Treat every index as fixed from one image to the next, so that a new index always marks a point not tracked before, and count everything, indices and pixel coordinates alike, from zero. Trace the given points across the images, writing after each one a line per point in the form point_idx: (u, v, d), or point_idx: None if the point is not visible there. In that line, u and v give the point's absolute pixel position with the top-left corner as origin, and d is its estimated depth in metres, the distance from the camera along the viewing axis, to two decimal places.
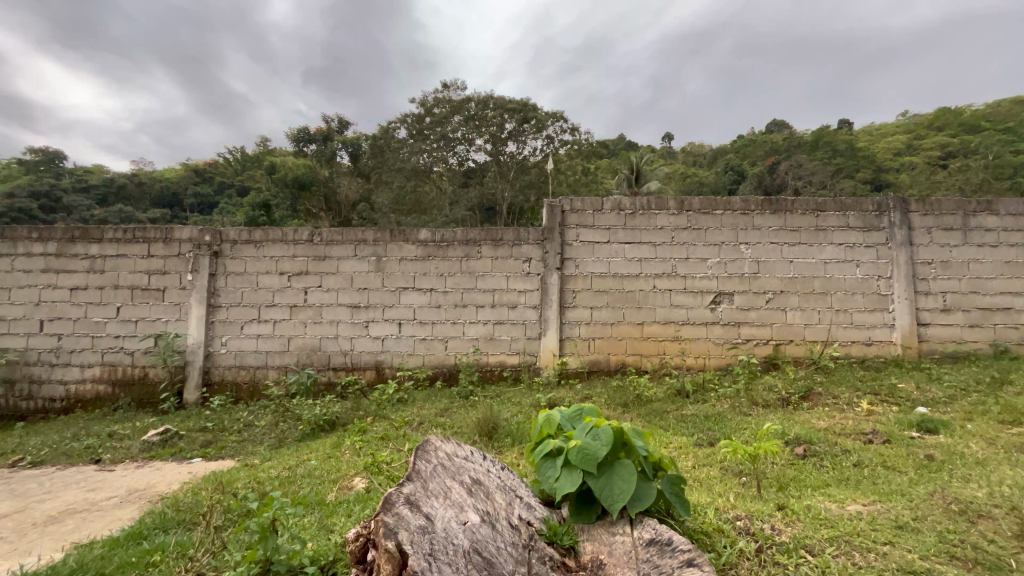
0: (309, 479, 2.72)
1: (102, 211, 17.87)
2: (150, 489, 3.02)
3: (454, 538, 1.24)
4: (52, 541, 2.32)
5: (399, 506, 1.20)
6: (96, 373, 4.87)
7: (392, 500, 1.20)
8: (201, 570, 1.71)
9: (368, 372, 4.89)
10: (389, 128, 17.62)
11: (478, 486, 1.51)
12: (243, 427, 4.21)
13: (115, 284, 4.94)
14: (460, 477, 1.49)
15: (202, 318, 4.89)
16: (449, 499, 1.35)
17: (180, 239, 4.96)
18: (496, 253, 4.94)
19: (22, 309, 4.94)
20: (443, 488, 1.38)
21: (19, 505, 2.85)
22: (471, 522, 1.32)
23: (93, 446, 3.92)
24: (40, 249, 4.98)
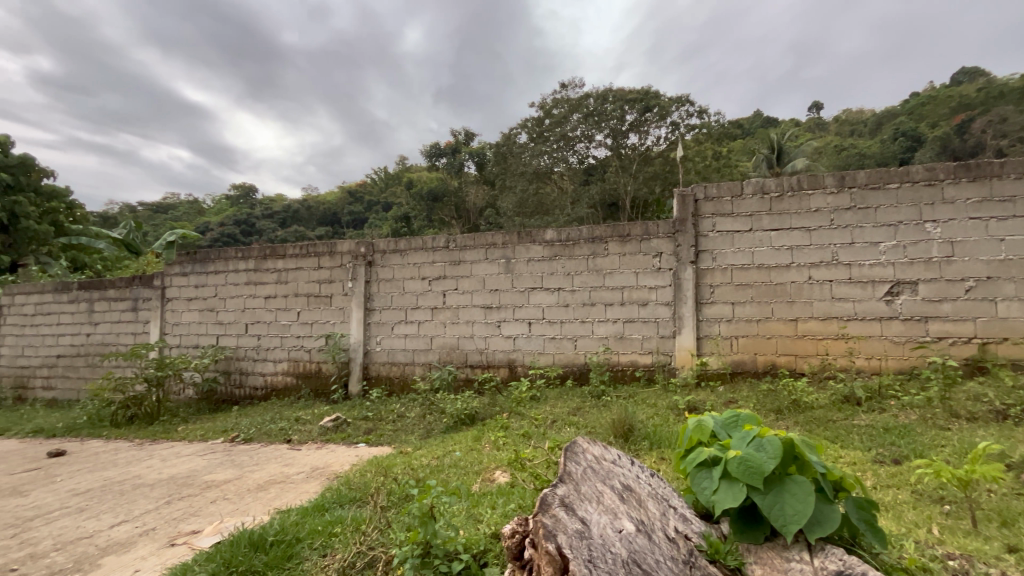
0: (455, 469, 2.91)
1: (283, 232, 21.55)
2: (328, 468, 3.53)
3: (611, 546, 1.20)
4: (262, 504, 2.84)
5: (555, 508, 1.21)
6: (285, 366, 5.84)
7: (548, 501, 1.22)
8: (373, 544, 1.92)
9: (502, 370, 5.09)
10: (511, 135, 18.26)
11: (630, 493, 1.46)
12: (397, 418, 4.69)
13: (295, 292, 5.87)
14: (611, 482, 1.46)
15: (361, 320, 5.56)
16: (602, 504, 1.33)
17: (342, 252, 5.72)
18: (623, 249, 4.78)
19: (233, 314, 6.14)
20: (595, 493, 1.36)
21: (238, 473, 3.54)
22: (627, 531, 1.27)
23: (286, 428, 4.70)
24: (244, 265, 6.12)
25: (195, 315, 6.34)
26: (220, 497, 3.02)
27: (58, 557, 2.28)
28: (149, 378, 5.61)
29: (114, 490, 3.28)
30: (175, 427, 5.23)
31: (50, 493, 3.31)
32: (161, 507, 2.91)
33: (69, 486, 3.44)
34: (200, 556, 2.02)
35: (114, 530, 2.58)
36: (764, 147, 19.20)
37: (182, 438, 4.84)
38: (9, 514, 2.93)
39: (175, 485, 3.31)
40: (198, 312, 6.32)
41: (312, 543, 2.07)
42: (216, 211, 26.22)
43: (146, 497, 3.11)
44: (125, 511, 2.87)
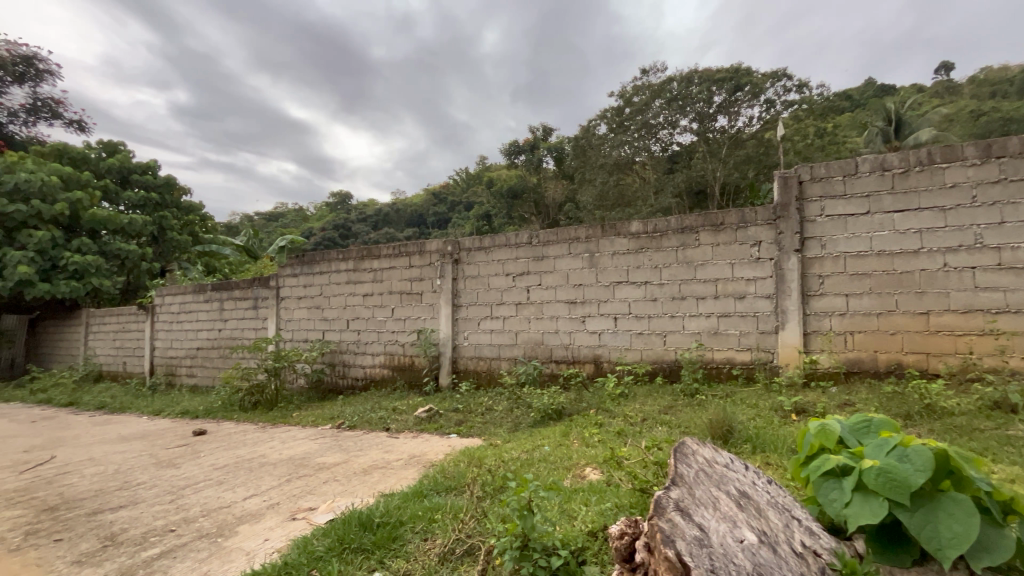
0: (545, 463, 2.91)
1: (375, 235, 23.09)
2: (424, 456, 3.72)
3: (734, 557, 1.11)
4: (367, 487, 3.05)
5: (671, 512, 1.15)
6: (382, 359, 6.25)
7: (663, 505, 1.16)
8: (470, 532, 1.98)
9: (587, 366, 5.00)
10: (590, 127, 17.87)
11: (747, 500, 1.36)
12: (485, 410, 4.81)
13: (389, 290, 6.24)
14: (726, 487, 1.37)
15: (450, 316, 5.78)
16: (719, 511, 1.24)
17: (431, 250, 5.97)
18: (717, 239, 4.48)
19: (336, 311, 6.67)
20: (710, 497, 1.28)
21: (345, 457, 3.85)
22: (749, 542, 1.18)
23: (384, 417, 5.03)
24: (344, 266, 6.63)
25: (304, 312, 6.98)
26: (331, 478, 3.30)
27: (206, 522, 2.63)
28: (269, 368, 6.27)
29: (245, 467, 3.72)
30: (291, 413, 5.82)
31: (196, 466, 3.83)
32: (283, 484, 3.24)
33: (211, 461, 3.96)
34: (317, 532, 2.21)
35: (247, 502, 2.92)
36: (879, 119, 16.99)
37: (297, 423, 5.36)
38: (166, 483, 3.43)
39: (294, 465, 3.68)
40: (306, 310, 6.96)
41: (413, 527, 2.18)
42: (317, 217, 28.73)
43: (271, 474, 3.49)
44: (254, 486, 3.23)
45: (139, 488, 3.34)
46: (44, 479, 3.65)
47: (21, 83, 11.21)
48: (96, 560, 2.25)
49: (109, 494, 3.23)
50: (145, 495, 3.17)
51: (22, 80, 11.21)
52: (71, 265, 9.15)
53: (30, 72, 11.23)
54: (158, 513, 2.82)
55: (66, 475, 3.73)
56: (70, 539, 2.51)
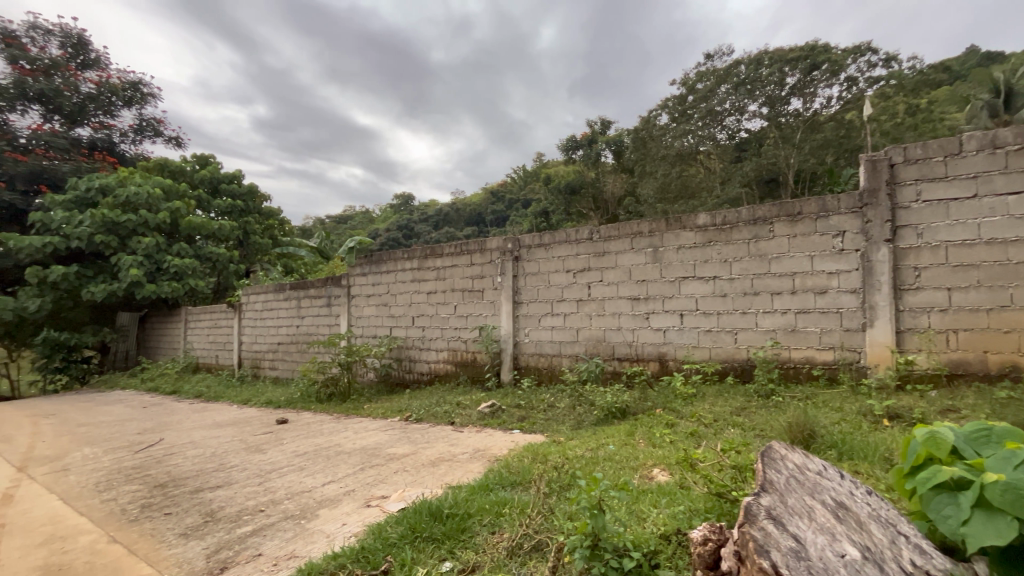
0: (610, 462, 2.84)
1: (437, 234, 23.78)
2: (488, 450, 3.78)
3: (835, 571, 1.03)
4: (435, 478, 3.15)
5: (764, 521, 1.09)
6: (445, 355, 6.41)
7: (754, 512, 1.11)
8: (537, 528, 1.99)
9: (652, 364, 4.84)
10: (650, 117, 17.28)
11: (845, 511, 1.27)
12: (547, 407, 4.80)
13: (452, 288, 6.38)
14: (821, 497, 1.29)
15: (511, 313, 5.82)
16: (816, 521, 1.16)
17: (491, 248, 6.04)
18: (794, 230, 4.17)
19: (402, 308, 6.93)
20: (804, 507, 1.20)
21: (413, 449, 3.99)
22: (851, 556, 1.09)
23: (449, 411, 5.17)
24: (409, 265, 6.88)
25: (373, 309, 7.32)
26: (401, 469, 3.43)
27: (290, 505, 2.82)
28: (342, 362, 6.64)
29: (323, 455, 3.96)
30: (362, 405, 6.13)
31: (279, 452, 4.13)
32: (357, 472, 3.42)
33: (293, 448, 4.26)
34: (390, 519, 2.30)
35: (326, 488, 3.10)
36: (985, 91, 15.04)
37: (368, 414, 5.63)
38: (255, 467, 3.73)
39: (366, 455, 3.87)
40: (375, 307, 7.29)
41: (481, 519, 2.21)
42: (383, 218, 30.05)
43: (346, 463, 3.69)
44: (331, 473, 3.44)
45: (231, 470, 3.65)
46: (154, 459, 4.09)
47: (130, 106, 12.61)
48: (199, 533, 2.49)
49: (207, 474, 3.56)
50: (237, 477, 3.47)
51: (130, 104, 12.62)
52: (172, 268, 10.14)
53: (136, 96, 12.63)
54: (248, 494, 3.07)
55: (172, 456, 4.16)
56: (177, 513, 2.80)
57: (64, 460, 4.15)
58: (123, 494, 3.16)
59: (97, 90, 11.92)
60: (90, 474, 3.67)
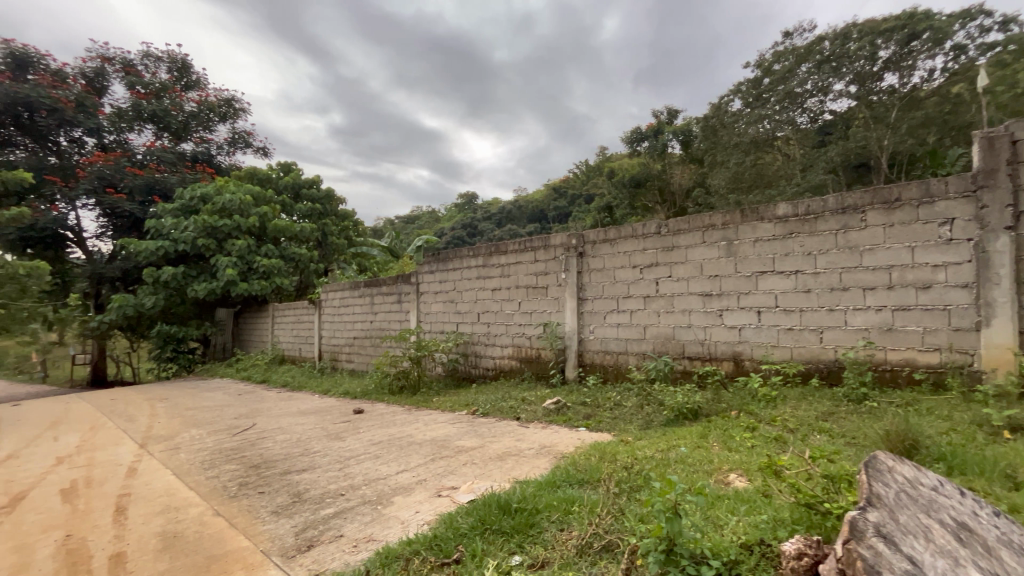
0: (682, 465, 2.72)
1: (499, 232, 24.09)
2: (555, 447, 3.77)
3: None
4: (502, 472, 3.19)
5: (872, 538, 1.03)
6: (510, 351, 6.48)
7: (860, 529, 1.06)
8: (608, 529, 1.97)
9: (726, 364, 4.58)
10: (721, 103, 16.37)
11: (968, 533, 1.17)
12: (614, 406, 4.71)
13: (516, 284, 6.43)
14: (937, 515, 1.20)
15: (576, 309, 5.75)
16: (933, 543, 1.09)
17: (556, 244, 6.01)
18: (891, 218, 3.77)
19: (468, 305, 7.08)
20: (919, 526, 1.13)
21: (481, 442, 4.07)
22: None
23: (514, 407, 5.22)
24: (474, 262, 7.01)
25: (440, 305, 7.54)
26: (469, 461, 3.51)
27: (367, 491, 2.98)
28: (412, 356, 6.91)
29: (396, 444, 4.15)
30: (431, 398, 6.35)
31: (357, 440, 4.38)
32: (428, 462, 3.55)
33: (369, 437, 4.49)
34: (461, 510, 2.37)
35: (399, 476, 3.24)
36: None
37: (437, 407, 5.83)
38: (336, 453, 3.98)
39: (436, 446, 4.00)
40: (442, 303, 7.50)
41: (549, 515, 2.21)
42: (448, 217, 30.93)
43: (417, 453, 3.83)
44: (404, 462, 3.59)
45: (314, 456, 3.93)
46: (249, 441, 4.49)
47: (224, 121, 13.88)
48: (288, 512, 2.70)
49: (294, 458, 3.86)
50: (320, 462, 3.72)
51: (225, 118, 13.88)
52: (261, 268, 11.05)
53: (229, 111, 13.88)
54: (330, 479, 3.28)
55: (263, 440, 4.55)
56: (269, 492, 3.05)
57: (176, 439, 4.66)
58: (224, 473, 3.50)
59: (197, 107, 13.23)
60: (196, 453, 4.10)
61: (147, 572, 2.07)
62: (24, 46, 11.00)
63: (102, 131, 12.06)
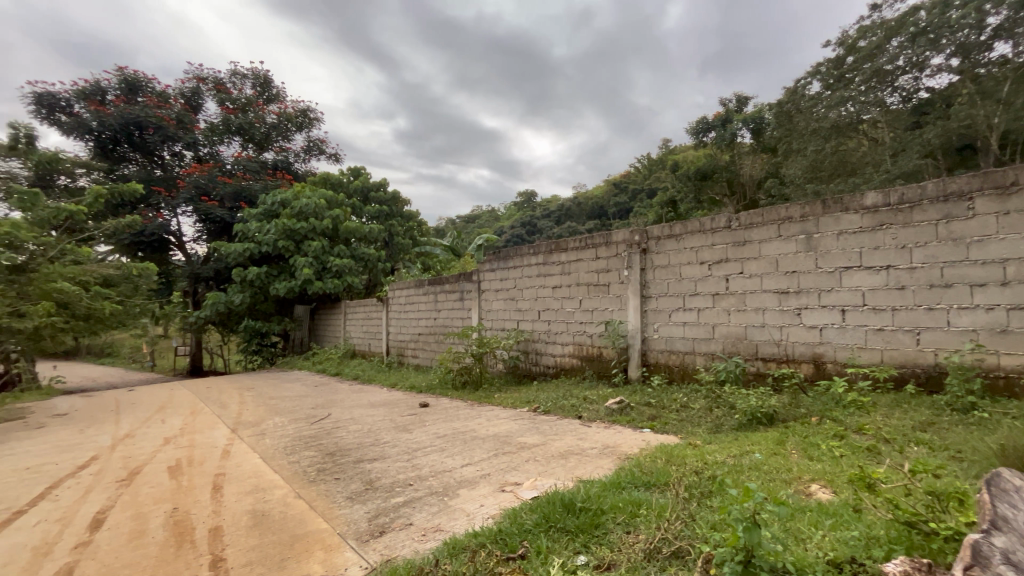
0: (758, 472, 2.56)
1: (559, 230, 24.05)
2: (618, 447, 3.69)
3: None
4: (566, 470, 3.18)
5: (1000, 565, 1.02)
6: (571, 349, 6.42)
7: (986, 553, 1.05)
8: (677, 534, 1.90)
9: (805, 366, 4.26)
10: (798, 87, 15.22)
11: None
12: (681, 407, 4.53)
13: (577, 282, 6.36)
14: None
15: (639, 307, 5.59)
16: None
17: (618, 241, 5.88)
18: (1005, 206, 3.34)
19: (529, 302, 7.10)
20: None
21: (543, 440, 4.07)
22: None
23: (576, 405, 5.17)
24: (535, 260, 7.03)
25: (501, 302, 7.62)
26: (532, 458, 3.52)
27: (433, 482, 3.08)
28: (475, 353, 7.05)
29: (461, 438, 4.25)
30: (493, 394, 6.45)
31: (423, 433, 4.54)
32: (491, 457, 3.60)
33: (435, 430, 4.64)
34: (525, 506, 2.38)
35: (464, 470, 3.32)
36: None
37: (498, 403, 5.90)
38: (404, 444, 4.15)
39: (499, 442, 4.05)
40: (503, 301, 7.58)
41: (615, 517, 2.17)
42: (508, 216, 31.33)
43: (480, 448, 3.91)
44: (468, 456, 3.67)
45: (384, 446, 4.11)
46: (325, 430, 4.79)
47: (301, 130, 14.87)
48: (361, 498, 2.84)
49: (366, 448, 4.06)
50: (389, 452, 3.89)
51: (301, 128, 14.85)
52: (334, 267, 11.73)
53: (305, 121, 14.83)
54: (399, 469, 3.42)
55: (338, 429, 4.83)
56: (344, 479, 3.23)
57: (262, 426, 5.07)
58: (303, 459, 3.75)
59: (277, 119, 14.25)
60: (280, 439, 4.43)
61: (241, 546, 2.27)
62: (135, 72, 12.42)
63: (198, 145, 13.34)
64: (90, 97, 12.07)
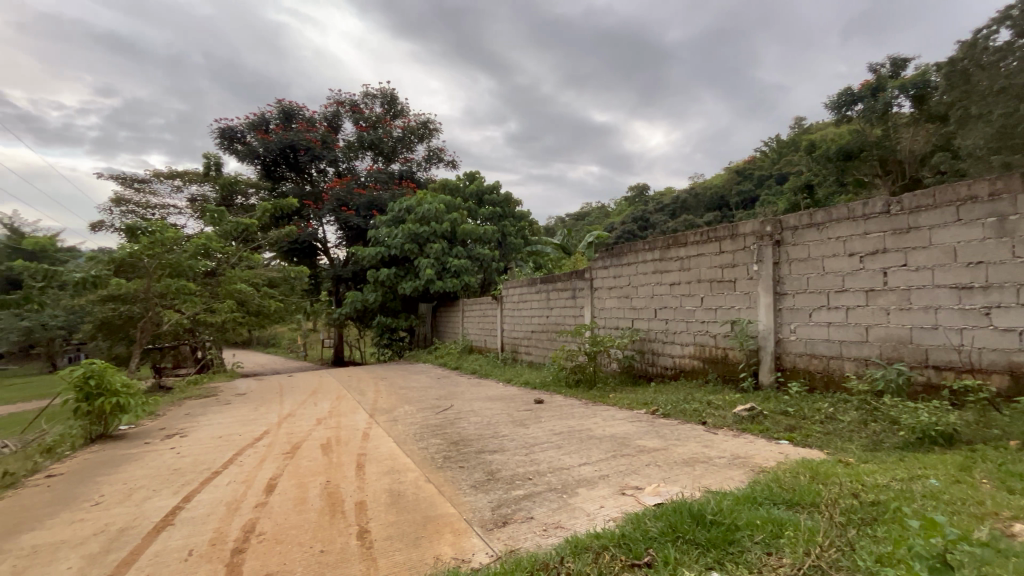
0: (937, 502, 2.14)
1: (674, 223, 22.81)
2: (750, 459, 3.37)
3: None
4: (691, 479, 2.98)
5: None
6: (691, 350, 6.02)
7: None
8: (833, 563, 1.68)
9: (997, 378, 3.47)
10: (978, 39, 12.41)
11: None
12: (826, 419, 3.99)
13: (698, 278, 5.94)
14: None
15: (771, 306, 5.03)
16: None
17: (745, 233, 5.37)
18: None
19: (644, 300, 6.82)
20: None
21: (665, 444, 3.87)
22: None
23: (700, 410, 4.83)
24: (651, 256, 6.73)
25: (615, 300, 7.43)
26: (652, 462, 3.37)
27: (552, 478, 3.10)
28: (588, 351, 6.94)
29: (578, 436, 4.23)
30: (608, 394, 6.31)
31: (539, 429, 4.61)
32: (609, 458, 3.52)
33: (550, 426, 4.68)
34: (650, 513, 2.28)
35: (582, 468, 3.30)
36: None
37: (614, 404, 5.76)
38: (522, 438, 4.25)
39: (617, 443, 3.95)
40: (617, 299, 7.39)
41: (753, 536, 1.97)
42: (618, 212, 30.59)
43: (598, 448, 3.84)
44: (586, 455, 3.63)
45: (503, 439, 4.25)
46: (449, 420, 5.12)
47: (422, 141, 16.01)
48: (485, 488, 2.97)
49: (487, 439, 4.25)
50: (508, 445, 4.01)
51: (422, 139, 16.00)
52: (453, 267, 12.43)
53: (426, 132, 15.95)
54: (518, 462, 3.51)
55: (460, 420, 5.12)
56: (467, 468, 3.40)
57: (395, 412, 5.57)
58: (430, 445, 4.03)
59: (402, 132, 15.53)
60: (410, 426, 4.82)
61: (383, 520, 2.51)
62: (290, 102, 14.46)
63: (338, 161, 15.08)
64: (257, 127, 14.37)
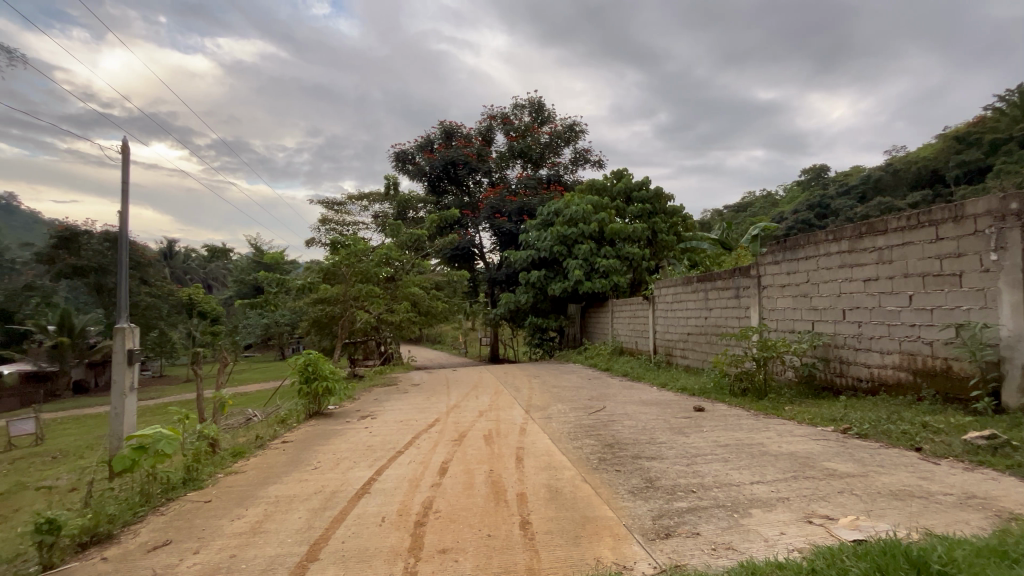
0: None
1: (864, 208, 19.19)
2: (993, 501, 2.63)
3: None
4: (901, 515, 2.46)
5: None
6: (896, 359, 4.96)
7: None
8: None
9: None
10: None
11: None
12: None
13: (905, 273, 4.87)
14: None
15: (1020, 306, 3.87)
16: None
17: (976, 214, 4.24)
18: None
19: (828, 300, 5.85)
20: None
21: (863, 470, 3.26)
22: None
23: (911, 433, 3.94)
24: (836, 248, 5.75)
25: (789, 300, 6.52)
26: (847, 490, 2.86)
27: (720, 494, 2.84)
28: (757, 357, 6.20)
29: (748, 451, 3.81)
30: (783, 406, 5.57)
31: (701, 439, 4.27)
32: (790, 479, 3.09)
33: (714, 437, 4.30)
34: (849, 549, 1.93)
35: (756, 487, 2.95)
36: None
37: (791, 418, 5.05)
38: (682, 447, 3.98)
39: (797, 463, 3.45)
40: (791, 299, 6.48)
41: None
42: (788, 199, 27.03)
43: (775, 466, 3.41)
44: (759, 473, 3.24)
45: (662, 446, 4.04)
46: (603, 421, 5.05)
47: (569, 144, 16.28)
48: (643, 495, 2.85)
49: (643, 444, 4.08)
50: (666, 453, 3.80)
51: (569, 142, 16.27)
52: (601, 267, 12.30)
53: (572, 135, 16.15)
54: (680, 472, 3.29)
55: (614, 422, 5.02)
56: (624, 472, 3.31)
57: (549, 410, 5.72)
58: (585, 446, 4.02)
59: (550, 137, 15.98)
60: (564, 424, 4.88)
61: (542, 513, 2.59)
62: (450, 122, 15.99)
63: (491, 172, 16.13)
64: (425, 148, 16.20)
